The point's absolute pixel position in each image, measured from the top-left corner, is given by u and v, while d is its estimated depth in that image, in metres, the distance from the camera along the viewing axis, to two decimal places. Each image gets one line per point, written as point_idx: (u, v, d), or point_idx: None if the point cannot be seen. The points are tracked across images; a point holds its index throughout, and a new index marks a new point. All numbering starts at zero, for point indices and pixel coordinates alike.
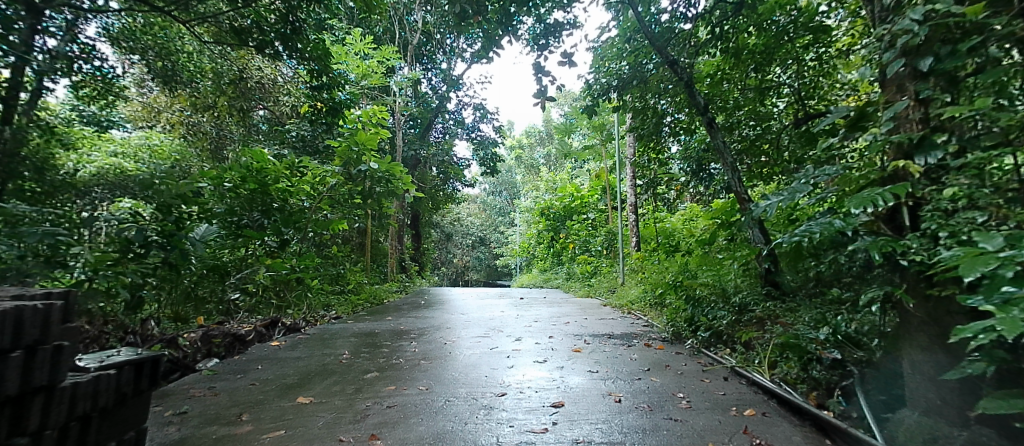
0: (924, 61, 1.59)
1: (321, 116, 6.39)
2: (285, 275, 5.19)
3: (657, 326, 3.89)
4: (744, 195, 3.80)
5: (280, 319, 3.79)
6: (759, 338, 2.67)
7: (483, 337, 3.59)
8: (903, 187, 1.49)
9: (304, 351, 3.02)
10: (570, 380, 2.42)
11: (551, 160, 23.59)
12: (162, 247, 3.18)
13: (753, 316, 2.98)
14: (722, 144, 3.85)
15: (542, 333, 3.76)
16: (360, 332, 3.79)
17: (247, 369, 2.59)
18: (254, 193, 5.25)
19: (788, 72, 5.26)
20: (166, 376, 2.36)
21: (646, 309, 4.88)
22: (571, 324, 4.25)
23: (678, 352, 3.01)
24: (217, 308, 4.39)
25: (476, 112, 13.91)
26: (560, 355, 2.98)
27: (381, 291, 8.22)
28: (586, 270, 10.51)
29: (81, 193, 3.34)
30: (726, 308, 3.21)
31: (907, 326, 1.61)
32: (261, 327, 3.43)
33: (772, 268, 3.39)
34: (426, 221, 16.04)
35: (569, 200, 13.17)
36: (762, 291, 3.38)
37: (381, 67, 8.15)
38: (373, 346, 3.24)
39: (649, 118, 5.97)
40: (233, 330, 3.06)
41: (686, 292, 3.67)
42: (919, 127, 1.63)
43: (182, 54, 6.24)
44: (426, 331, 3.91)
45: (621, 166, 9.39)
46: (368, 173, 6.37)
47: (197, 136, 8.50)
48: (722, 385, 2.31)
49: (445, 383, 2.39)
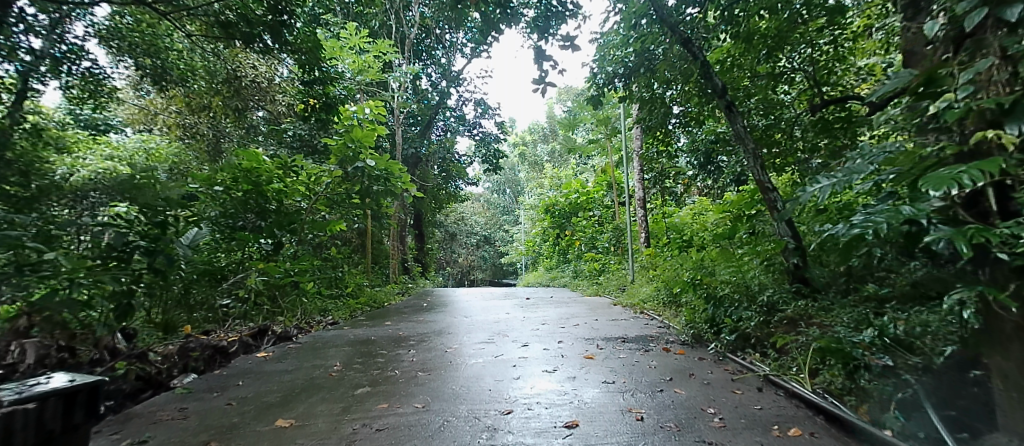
0: (1013, 9, 1.25)
1: (316, 114, 6.21)
2: (279, 279, 4.97)
3: (674, 327, 3.61)
4: (765, 184, 3.37)
5: (270, 327, 3.55)
6: (795, 343, 2.37)
7: (487, 343, 3.33)
8: (996, 162, 1.19)
9: (292, 364, 2.77)
10: (584, 395, 2.15)
11: (556, 156, 23.29)
12: (148, 252, 2.95)
13: (784, 317, 2.69)
14: (741, 128, 3.52)
15: (550, 337, 3.50)
16: (355, 339, 3.54)
17: (227, 385, 2.35)
18: (248, 194, 5.00)
19: (799, 60, 5.21)
20: (133, 397, 2.12)
21: (659, 310, 4.58)
22: (581, 326, 3.97)
23: (701, 357, 2.73)
24: (206, 315, 4.17)
25: (477, 108, 13.66)
26: (572, 363, 2.71)
27: (382, 293, 7.98)
28: (595, 268, 10.21)
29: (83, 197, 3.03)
30: (751, 308, 2.92)
31: (1005, 335, 1.31)
32: (247, 338, 3.19)
33: (800, 263, 3.10)
34: (429, 221, 15.83)
35: (575, 197, 12.85)
36: (790, 288, 3.09)
37: (377, 62, 7.85)
38: (368, 356, 2.99)
39: (656, 108, 5.68)
40: (214, 342, 2.82)
41: (705, 291, 3.39)
42: (1005, 90, 1.32)
43: (172, 52, 6.05)
44: (426, 337, 3.66)
45: (626, 161, 8.68)
46: (365, 171, 5.98)
47: (194, 139, 8.32)
48: (756, 398, 2.04)
49: (445, 400, 2.14)
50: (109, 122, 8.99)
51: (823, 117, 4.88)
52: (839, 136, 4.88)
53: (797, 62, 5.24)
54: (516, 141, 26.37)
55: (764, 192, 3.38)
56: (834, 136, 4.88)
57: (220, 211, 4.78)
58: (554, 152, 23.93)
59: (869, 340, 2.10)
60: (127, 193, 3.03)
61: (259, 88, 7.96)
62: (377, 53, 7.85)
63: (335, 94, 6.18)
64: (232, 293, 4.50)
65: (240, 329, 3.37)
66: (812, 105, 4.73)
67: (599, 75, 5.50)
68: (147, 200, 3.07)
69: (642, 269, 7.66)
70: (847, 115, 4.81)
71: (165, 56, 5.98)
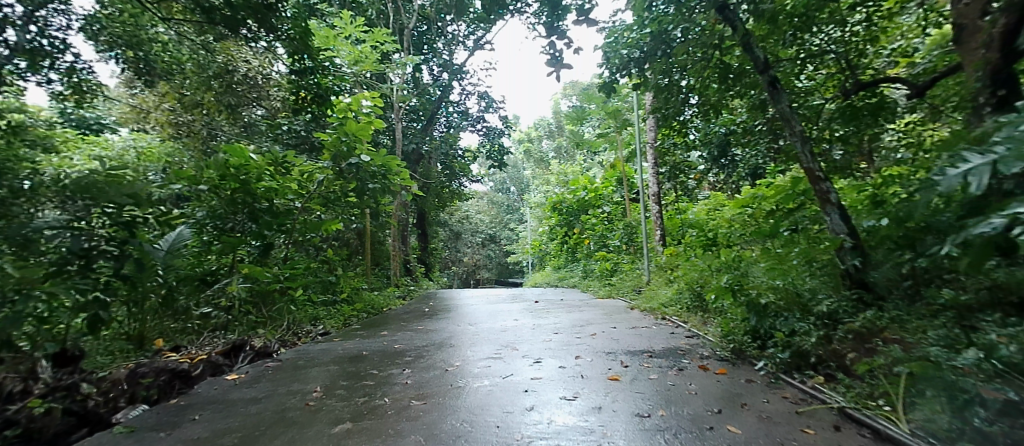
0: None
1: (308, 106, 5.83)
2: (267, 285, 4.59)
3: (706, 339, 3.17)
4: (815, 172, 2.93)
5: (248, 341, 3.15)
6: (872, 366, 1.91)
7: (494, 359, 2.90)
8: None
9: (264, 390, 2.35)
10: (614, 435, 1.72)
11: (564, 153, 22.76)
12: (113, 256, 2.70)
13: (849, 331, 2.24)
14: (787, 108, 3.05)
15: (565, 350, 3.07)
16: (344, 355, 3.13)
17: (177, 423, 1.94)
18: (236, 193, 4.63)
19: (831, 39, 4.76)
20: (59, 440, 1.72)
21: (683, 317, 4.11)
22: (599, 337, 3.53)
23: (749, 379, 2.27)
24: (184, 326, 3.78)
25: (481, 102, 13.25)
26: (593, 387, 2.27)
27: (381, 298, 7.56)
28: (605, 267, 9.71)
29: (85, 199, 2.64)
30: (806, 320, 2.46)
31: None
32: (218, 356, 2.77)
33: (860, 263, 2.64)
34: (433, 220, 15.44)
35: (583, 194, 12.40)
36: (848, 294, 2.62)
37: (375, 53, 7.39)
38: (356, 377, 2.57)
39: (672, 97, 5.13)
40: (176, 364, 2.42)
41: (744, 298, 2.92)
42: None
43: (155, 44, 5.76)
44: (425, 351, 3.24)
45: (639, 155, 8.18)
46: (361, 167, 5.54)
47: (188, 137, 7.92)
48: (834, 439, 1.59)
49: (441, 442, 1.71)
50: (102, 120, 8.74)
51: (853, 104, 4.54)
52: (867, 124, 4.59)
53: (828, 42, 4.79)
54: (521, 137, 25.89)
55: (813, 181, 2.94)
56: (863, 124, 4.55)
57: (206, 211, 4.42)
58: (560, 149, 23.41)
59: (976, 363, 1.61)
60: (84, 192, 2.63)
61: (253, 83, 7.62)
62: (374, 43, 7.42)
63: (329, 86, 5.79)
64: (211, 301, 4.09)
65: (214, 345, 2.97)
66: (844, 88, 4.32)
67: (612, 59, 4.89)
68: (109, 198, 2.65)
69: (658, 269, 7.17)
70: (879, 101, 4.45)
71: (148, 48, 5.67)
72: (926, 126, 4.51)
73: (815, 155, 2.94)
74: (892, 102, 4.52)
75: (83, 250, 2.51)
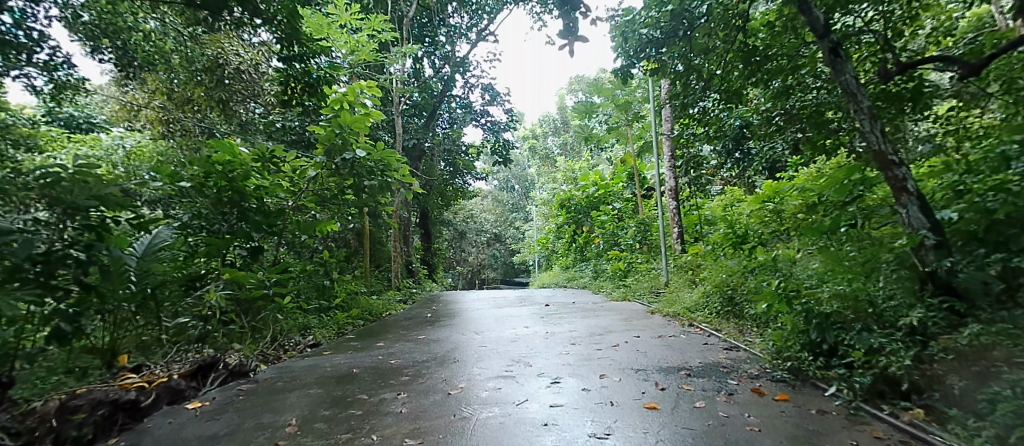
0: None
1: (300, 97, 5.41)
2: (254, 291, 4.19)
3: (752, 355, 2.72)
4: (888, 156, 2.48)
5: (220, 360, 2.76)
6: (992, 395, 1.49)
7: (504, 379, 2.49)
8: None
9: (228, 424, 1.94)
10: None
11: (572, 149, 22.28)
12: (75, 262, 2.31)
13: (945, 348, 1.80)
14: (852, 82, 2.62)
15: (586, 368, 2.65)
16: (332, 374, 2.72)
17: None
18: (223, 191, 4.24)
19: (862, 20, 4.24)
20: None
21: (714, 325, 3.68)
22: (623, 349, 3.11)
23: (821, 409, 1.84)
24: (160, 338, 3.40)
25: (485, 95, 12.83)
26: (628, 419, 1.85)
27: (381, 302, 7.13)
28: (618, 268, 9.24)
29: (53, 201, 2.23)
30: (885, 334, 2.02)
31: None
32: (180, 380, 2.37)
33: (948, 264, 2.15)
34: (437, 219, 15.03)
35: (592, 190, 11.95)
36: (931, 300, 2.16)
37: (372, 42, 6.97)
38: (341, 404, 2.15)
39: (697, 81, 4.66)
40: (124, 393, 2.01)
41: (800, 306, 2.49)
42: None
43: (137, 32, 5.37)
44: (424, 369, 2.83)
45: (654, 148, 7.71)
46: (356, 163, 5.05)
47: (181, 136, 7.52)
48: None
49: None
50: (93, 120, 8.38)
51: (887, 88, 3.86)
52: (903, 114, 3.87)
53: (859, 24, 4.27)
54: (526, 135, 25.36)
55: (883, 167, 2.51)
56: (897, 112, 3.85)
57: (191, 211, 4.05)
58: (566, 145, 22.90)
59: None
60: (48, 192, 2.22)
61: (246, 77, 7.22)
62: (370, 31, 7.04)
63: (322, 75, 5.36)
64: (192, 310, 3.72)
65: (177, 366, 2.57)
66: (881, 69, 3.59)
67: (631, 40, 4.32)
68: (73, 201, 2.25)
69: (677, 269, 6.72)
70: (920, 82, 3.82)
71: (128, 37, 5.29)
72: (967, 113, 3.80)
73: (886, 136, 2.52)
74: (931, 86, 3.79)
75: (43, 254, 2.17)
